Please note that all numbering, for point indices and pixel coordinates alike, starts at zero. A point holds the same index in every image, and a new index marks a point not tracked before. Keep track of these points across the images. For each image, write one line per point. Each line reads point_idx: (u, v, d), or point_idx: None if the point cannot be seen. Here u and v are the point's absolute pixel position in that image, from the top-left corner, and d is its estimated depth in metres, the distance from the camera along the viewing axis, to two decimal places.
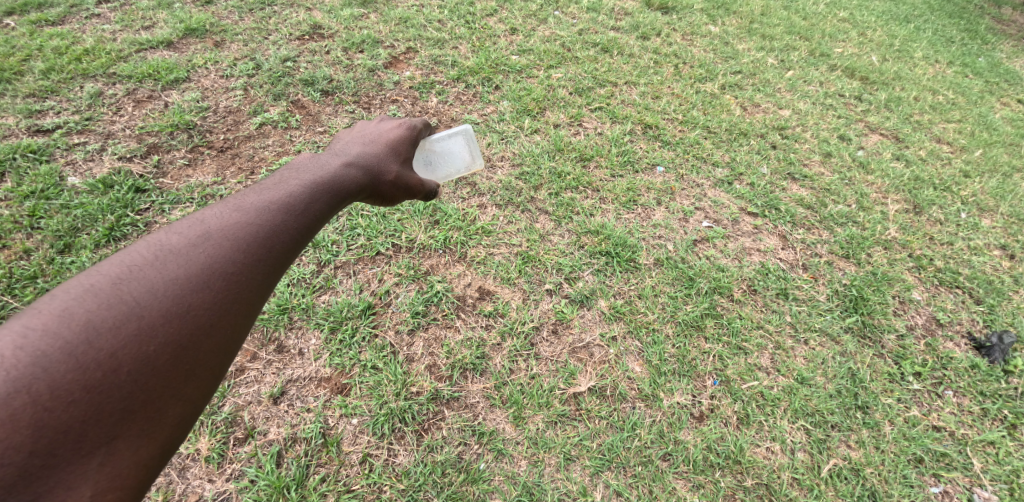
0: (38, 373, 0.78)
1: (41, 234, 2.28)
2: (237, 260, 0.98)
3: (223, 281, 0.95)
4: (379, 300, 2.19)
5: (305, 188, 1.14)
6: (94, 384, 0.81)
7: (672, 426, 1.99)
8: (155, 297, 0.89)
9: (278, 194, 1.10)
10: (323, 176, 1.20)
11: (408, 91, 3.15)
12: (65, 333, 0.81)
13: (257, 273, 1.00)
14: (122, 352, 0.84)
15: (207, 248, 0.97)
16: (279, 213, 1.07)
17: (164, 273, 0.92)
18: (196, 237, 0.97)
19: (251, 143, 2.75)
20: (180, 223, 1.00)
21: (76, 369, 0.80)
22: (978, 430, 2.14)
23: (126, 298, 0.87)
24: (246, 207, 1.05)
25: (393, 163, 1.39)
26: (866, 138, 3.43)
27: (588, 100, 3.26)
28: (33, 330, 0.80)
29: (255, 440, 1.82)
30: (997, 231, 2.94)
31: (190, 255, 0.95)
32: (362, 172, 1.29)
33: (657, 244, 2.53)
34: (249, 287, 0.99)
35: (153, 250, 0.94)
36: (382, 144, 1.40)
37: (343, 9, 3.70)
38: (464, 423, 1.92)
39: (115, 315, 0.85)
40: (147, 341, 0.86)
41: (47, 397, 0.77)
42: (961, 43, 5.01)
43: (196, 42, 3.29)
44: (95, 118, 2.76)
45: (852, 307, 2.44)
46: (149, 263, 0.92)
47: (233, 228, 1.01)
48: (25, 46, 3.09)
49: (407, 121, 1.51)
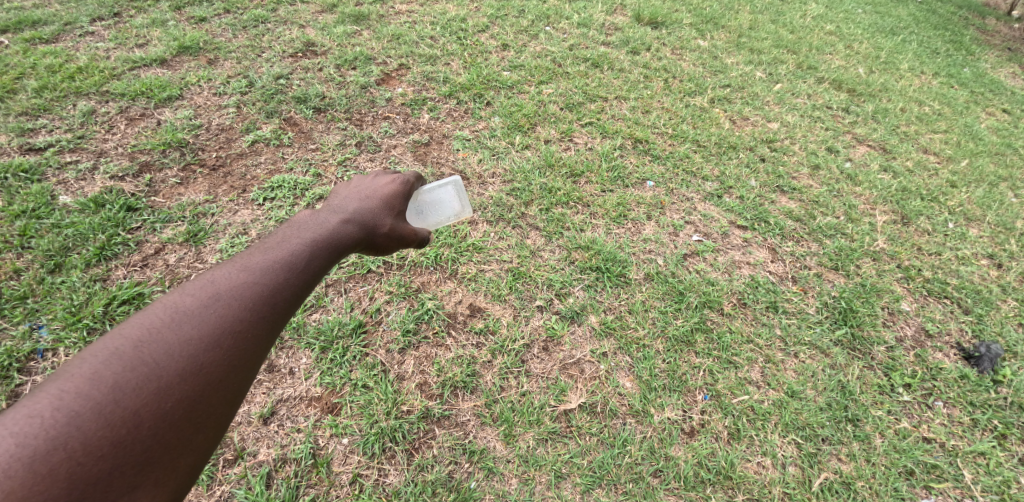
0: (72, 431, 0.80)
1: (31, 254, 2.28)
2: (245, 318, 1.00)
3: (232, 339, 0.98)
4: (370, 319, 2.19)
5: (308, 244, 1.15)
6: (120, 439, 0.83)
7: (663, 442, 1.99)
8: (172, 357, 0.91)
9: (282, 251, 1.11)
10: (324, 233, 1.20)
11: (400, 108, 3.17)
12: (94, 394, 0.84)
13: (263, 330, 1.02)
14: (144, 409, 0.86)
15: (218, 308, 0.99)
16: (284, 270, 1.08)
17: (179, 333, 0.94)
18: (208, 296, 0.99)
19: (243, 162, 2.76)
20: (192, 283, 1.02)
21: (105, 426, 0.82)
22: (968, 441, 2.15)
23: (146, 359, 0.89)
24: (253, 265, 1.07)
25: (386, 216, 1.38)
26: (853, 151, 3.46)
27: (579, 116, 3.29)
28: (67, 393, 0.83)
29: (244, 461, 1.81)
30: (984, 241, 2.98)
31: (202, 315, 0.97)
32: (359, 227, 1.29)
33: (647, 259, 2.55)
34: (256, 343, 1.01)
35: (169, 311, 0.96)
36: (378, 198, 1.39)
37: (336, 26, 3.74)
38: (455, 442, 1.92)
39: (137, 376, 0.87)
40: (166, 399, 0.88)
41: (80, 453, 0.80)
42: (947, 54, 5.09)
43: (189, 60, 3.31)
44: (88, 136, 2.77)
45: (841, 320, 2.46)
46: (165, 324, 0.94)
47: (243, 287, 1.03)
48: (18, 64, 3.10)
49: (402, 174, 1.50)
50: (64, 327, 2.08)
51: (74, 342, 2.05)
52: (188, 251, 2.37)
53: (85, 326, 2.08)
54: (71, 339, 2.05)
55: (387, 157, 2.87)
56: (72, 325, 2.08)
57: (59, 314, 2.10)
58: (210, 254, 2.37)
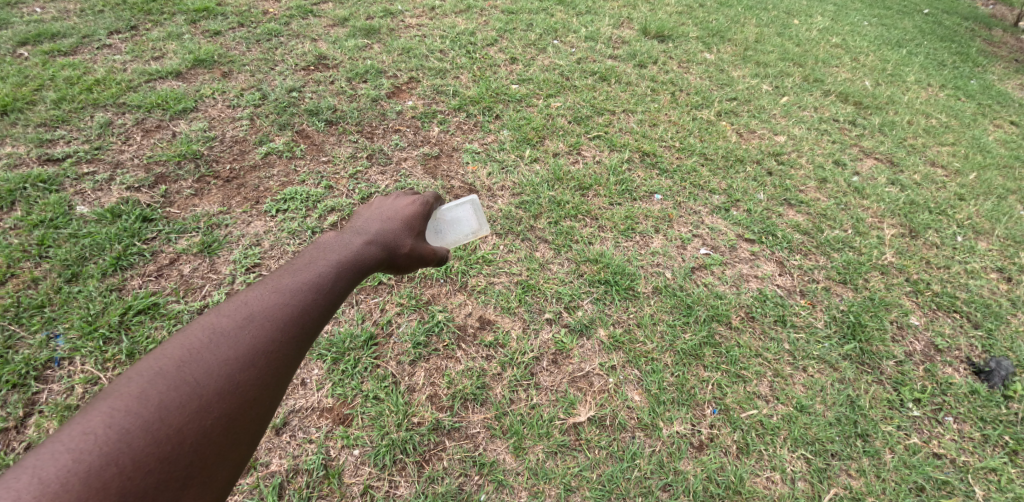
0: (124, 447, 0.87)
1: (49, 263, 2.32)
2: (277, 338, 1.08)
3: (264, 359, 1.05)
4: (381, 331, 2.21)
5: (334, 266, 1.22)
6: (165, 454, 0.90)
7: (672, 456, 2.00)
8: (211, 376, 0.99)
9: (310, 273, 1.18)
10: (348, 255, 1.26)
11: (410, 121, 3.21)
12: (142, 412, 0.91)
13: (292, 350, 1.09)
14: (187, 426, 0.93)
15: (252, 329, 1.06)
16: (312, 292, 1.15)
17: (218, 354, 1.02)
18: (242, 318, 1.07)
19: (257, 174, 2.80)
20: (226, 306, 1.10)
21: (152, 442, 0.89)
22: (979, 457, 2.14)
23: (188, 379, 0.97)
24: (284, 287, 1.14)
25: (407, 237, 1.42)
26: (860, 164, 3.47)
27: (586, 129, 3.32)
28: (118, 410, 0.90)
29: (257, 471, 1.83)
30: (993, 254, 2.98)
31: (238, 337, 1.05)
32: (382, 248, 1.34)
33: (655, 272, 2.57)
34: (286, 362, 1.08)
35: (207, 333, 1.04)
36: (400, 219, 1.43)
37: (347, 40, 3.80)
38: (465, 454, 1.93)
39: (180, 395, 0.95)
40: (206, 416, 0.95)
41: (130, 468, 0.86)
42: (954, 66, 5.10)
43: (204, 73, 3.37)
44: (105, 147, 2.83)
45: (850, 334, 2.46)
46: (204, 345, 1.02)
47: (274, 308, 1.10)
48: (37, 76, 3.16)
49: (421, 196, 1.54)
50: (81, 336, 2.11)
51: (90, 351, 2.08)
52: (202, 261, 2.41)
53: (101, 335, 2.11)
54: (87, 348, 2.08)
55: (397, 170, 2.90)
56: (89, 334, 2.12)
57: (76, 323, 2.14)
58: (224, 265, 2.40)
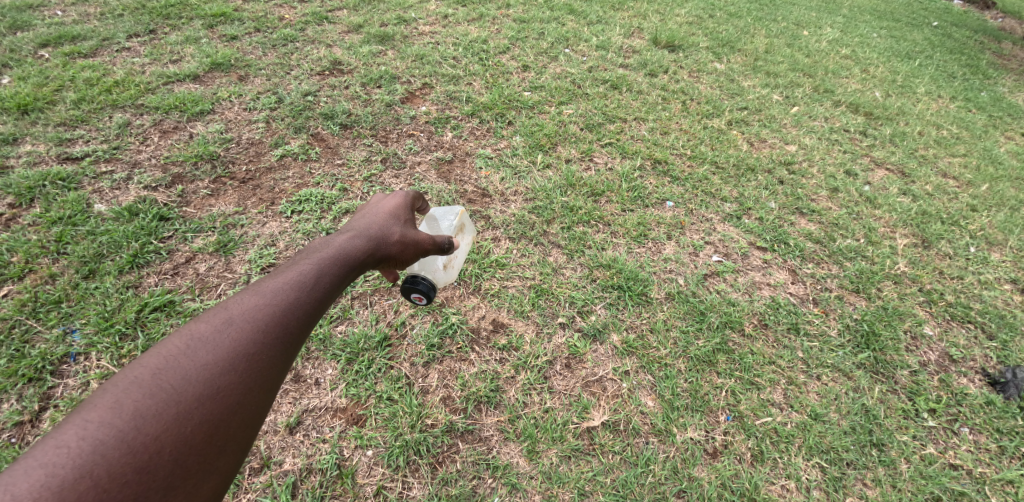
0: (98, 459, 0.88)
1: (67, 259, 2.34)
2: (257, 340, 1.08)
3: (246, 362, 1.05)
4: (395, 332, 2.21)
5: (315, 264, 1.22)
6: (142, 465, 0.91)
7: (686, 463, 1.98)
8: (189, 382, 0.99)
9: (290, 273, 1.18)
10: (331, 251, 1.27)
11: (423, 126, 3.23)
12: (117, 423, 0.92)
13: (276, 351, 1.10)
14: (164, 434, 0.94)
15: (231, 332, 1.07)
16: (292, 291, 1.16)
17: (196, 360, 1.02)
18: (221, 322, 1.07)
19: (273, 175, 2.82)
20: (206, 310, 1.10)
21: (127, 453, 0.91)
22: (996, 469, 2.12)
23: (165, 386, 0.98)
24: (263, 289, 1.14)
25: (395, 227, 1.43)
26: (872, 174, 3.46)
27: (598, 136, 3.34)
28: (91, 422, 0.91)
29: (271, 470, 1.83)
30: (1007, 265, 2.96)
31: (216, 341, 1.05)
32: (367, 241, 1.34)
33: (668, 278, 2.56)
34: (268, 363, 1.08)
35: (184, 339, 1.04)
36: (385, 214, 1.44)
37: (362, 46, 3.84)
38: (478, 457, 1.93)
39: (157, 402, 0.96)
40: (185, 424, 0.96)
41: (105, 480, 0.88)
42: (964, 78, 5.10)
43: (221, 76, 3.41)
44: (122, 147, 2.86)
45: (864, 343, 2.45)
46: (182, 351, 1.02)
47: (253, 310, 1.10)
48: (58, 77, 3.20)
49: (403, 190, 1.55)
50: (97, 332, 2.13)
51: (106, 346, 2.09)
52: (218, 260, 2.42)
53: (117, 331, 2.13)
54: (103, 343, 2.10)
55: (411, 174, 2.92)
56: (105, 329, 2.13)
57: (93, 318, 2.15)
58: (239, 264, 2.41)
